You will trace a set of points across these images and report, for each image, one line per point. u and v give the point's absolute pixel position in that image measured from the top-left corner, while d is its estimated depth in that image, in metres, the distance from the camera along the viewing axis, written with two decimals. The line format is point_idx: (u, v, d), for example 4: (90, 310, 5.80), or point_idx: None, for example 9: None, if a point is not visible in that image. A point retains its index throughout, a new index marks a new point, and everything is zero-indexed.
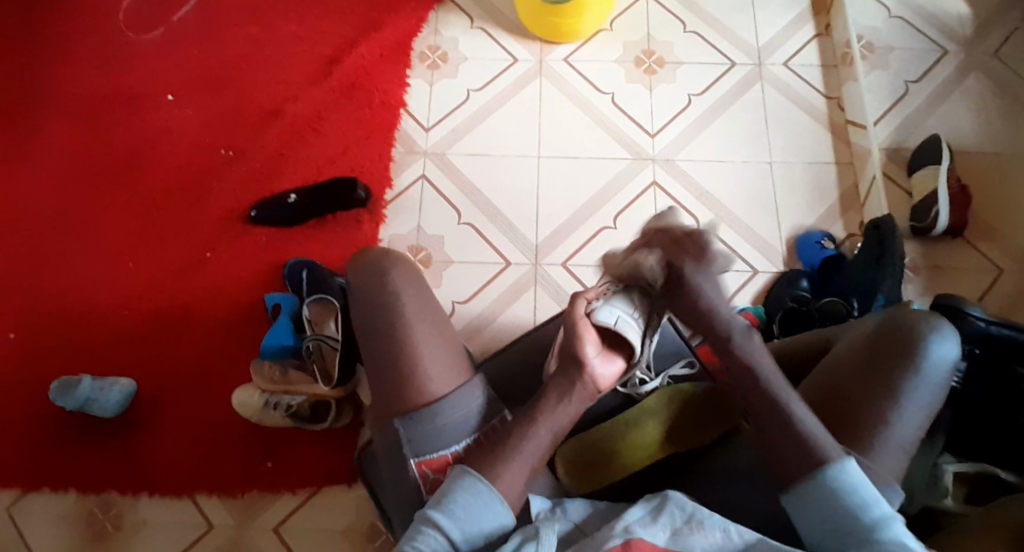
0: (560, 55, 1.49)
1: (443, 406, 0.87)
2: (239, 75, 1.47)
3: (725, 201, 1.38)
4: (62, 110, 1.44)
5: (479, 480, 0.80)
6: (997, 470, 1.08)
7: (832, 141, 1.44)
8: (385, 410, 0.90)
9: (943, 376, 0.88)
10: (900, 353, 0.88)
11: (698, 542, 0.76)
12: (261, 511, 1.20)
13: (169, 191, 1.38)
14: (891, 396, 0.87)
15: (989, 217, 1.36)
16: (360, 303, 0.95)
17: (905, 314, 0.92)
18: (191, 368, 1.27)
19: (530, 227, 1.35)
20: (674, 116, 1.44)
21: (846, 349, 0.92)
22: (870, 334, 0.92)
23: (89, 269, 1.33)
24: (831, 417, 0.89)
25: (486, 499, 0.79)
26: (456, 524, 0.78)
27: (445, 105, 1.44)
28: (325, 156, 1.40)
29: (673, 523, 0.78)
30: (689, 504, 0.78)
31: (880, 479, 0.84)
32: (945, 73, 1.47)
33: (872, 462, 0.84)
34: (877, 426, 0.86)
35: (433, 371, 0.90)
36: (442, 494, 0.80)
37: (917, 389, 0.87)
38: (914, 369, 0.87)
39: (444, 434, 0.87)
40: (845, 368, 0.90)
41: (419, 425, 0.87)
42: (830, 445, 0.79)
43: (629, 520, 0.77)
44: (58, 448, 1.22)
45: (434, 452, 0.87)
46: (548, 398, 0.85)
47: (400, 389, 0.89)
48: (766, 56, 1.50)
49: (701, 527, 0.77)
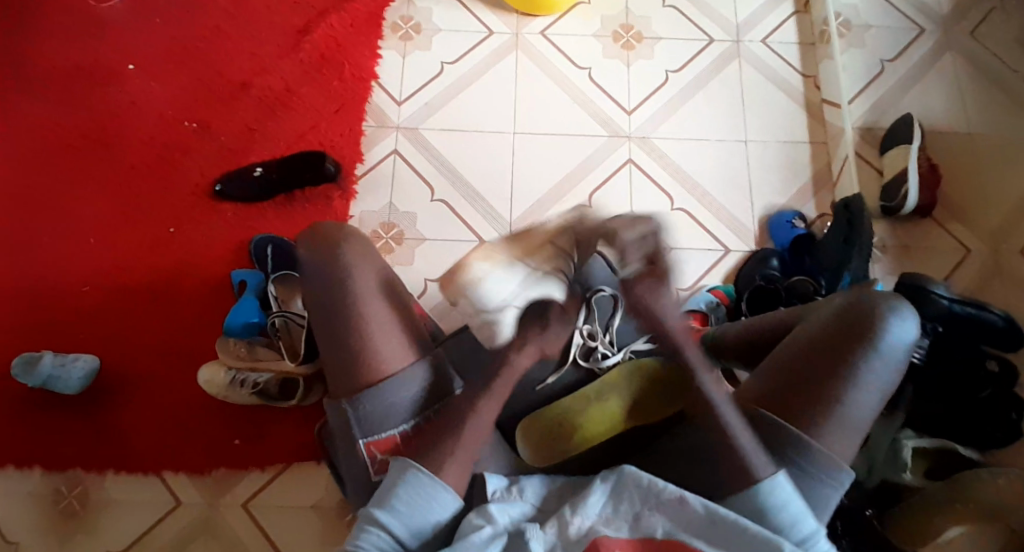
0: (537, 28, 1.46)
1: (389, 386, 0.91)
2: (206, 44, 1.43)
3: (699, 179, 1.38)
4: (22, 79, 1.40)
5: (420, 471, 0.83)
6: (954, 446, 1.13)
7: (807, 121, 1.43)
8: (339, 387, 0.93)
9: (902, 355, 0.89)
10: (860, 332, 0.89)
11: (658, 522, 0.79)
12: (229, 489, 1.19)
13: (132, 163, 1.35)
14: (850, 377, 0.87)
15: (958, 198, 1.36)
16: (310, 280, 0.97)
17: (868, 294, 0.92)
18: (157, 346, 1.25)
19: (504, 205, 1.33)
20: (652, 93, 1.43)
21: (809, 329, 0.92)
22: (833, 315, 0.92)
23: (51, 244, 1.30)
24: (789, 394, 0.89)
25: (430, 491, 0.82)
26: (398, 520, 0.81)
27: (417, 79, 1.42)
28: (294, 129, 1.37)
29: (633, 507, 0.80)
30: (645, 480, 0.80)
31: (833, 461, 0.85)
32: (921, 53, 1.46)
33: (824, 443, 0.86)
34: (834, 405, 0.87)
35: (385, 347, 0.92)
36: (384, 492, 0.83)
37: (875, 370, 0.88)
38: (873, 351, 0.88)
39: (392, 413, 0.91)
40: (801, 352, 0.90)
41: (366, 406, 0.90)
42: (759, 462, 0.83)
43: (592, 519, 0.79)
44: (22, 425, 1.20)
45: (381, 433, 0.91)
46: (483, 391, 0.90)
47: (353, 366, 0.92)
48: (744, 33, 1.49)
49: (660, 502, 0.80)
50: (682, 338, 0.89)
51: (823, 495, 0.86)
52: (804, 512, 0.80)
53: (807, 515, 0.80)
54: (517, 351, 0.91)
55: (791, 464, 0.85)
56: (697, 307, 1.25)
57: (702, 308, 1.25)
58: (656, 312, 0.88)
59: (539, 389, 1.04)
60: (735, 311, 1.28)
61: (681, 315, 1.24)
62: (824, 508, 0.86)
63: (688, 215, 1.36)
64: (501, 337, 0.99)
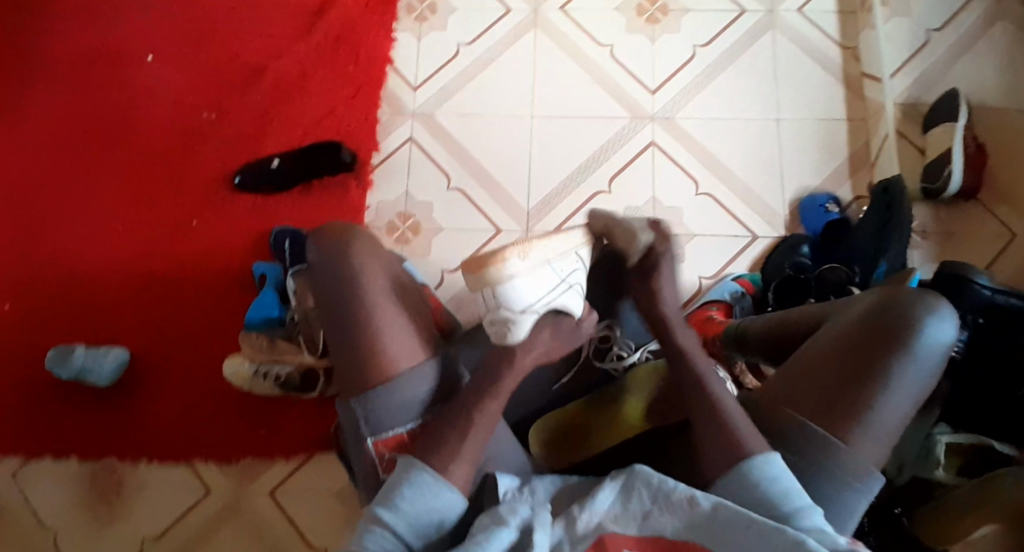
0: (556, 4, 1.41)
1: (399, 382, 0.90)
2: (223, 29, 1.43)
3: (727, 162, 1.32)
4: (47, 70, 1.42)
5: (424, 470, 0.82)
6: (992, 442, 1.08)
7: (846, 96, 1.35)
8: (348, 386, 0.93)
9: (939, 358, 0.85)
10: (891, 337, 0.85)
11: (668, 522, 0.75)
12: (257, 475, 1.22)
13: (157, 153, 1.36)
14: (881, 383, 0.83)
15: (1006, 178, 1.28)
16: (320, 275, 0.98)
17: (899, 293, 0.88)
18: (182, 338, 1.27)
19: (522, 192, 1.30)
20: (678, 70, 1.37)
21: (834, 330, 0.89)
22: (862, 316, 0.88)
23: (80, 235, 1.32)
24: (815, 399, 0.85)
25: (434, 490, 0.81)
26: (402, 519, 0.80)
27: (433, 62, 1.39)
28: (310, 118, 1.36)
29: (642, 506, 0.76)
30: (655, 479, 0.76)
31: (861, 467, 0.81)
32: (971, 20, 1.37)
33: (854, 447, 0.82)
34: (863, 412, 0.83)
35: (397, 346, 0.92)
36: (388, 490, 0.82)
37: (906, 375, 0.84)
38: (905, 355, 0.84)
39: (400, 412, 0.90)
40: (826, 354, 0.87)
41: (375, 404, 0.90)
42: (751, 438, 0.79)
43: (600, 516, 0.76)
44: (57, 415, 1.24)
45: (389, 431, 0.90)
46: (481, 388, 0.89)
47: (361, 361, 0.92)
48: (778, 1, 1.41)
49: (669, 503, 0.75)
50: (688, 349, 0.90)
51: (850, 499, 0.82)
52: (799, 489, 0.75)
53: (800, 491, 0.75)
54: (523, 351, 0.91)
55: (817, 462, 0.82)
56: (720, 297, 1.22)
57: (726, 298, 1.22)
58: (661, 299, 0.95)
59: (554, 389, 1.06)
60: (760, 299, 1.24)
61: (703, 306, 1.22)
62: (852, 513, 0.82)
63: (713, 200, 1.31)
64: (514, 336, 0.92)
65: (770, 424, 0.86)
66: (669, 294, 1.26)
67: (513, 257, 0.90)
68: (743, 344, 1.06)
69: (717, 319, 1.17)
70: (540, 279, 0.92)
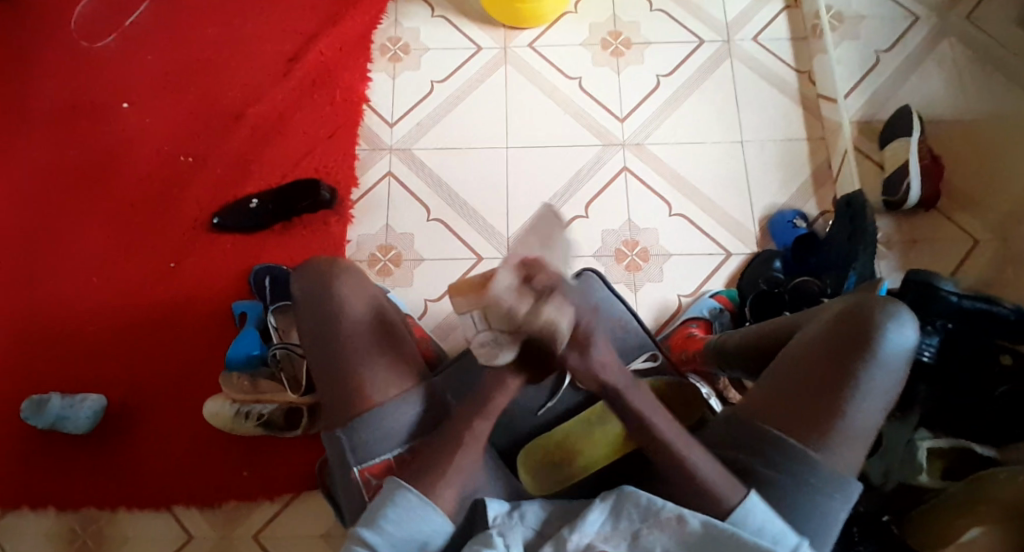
0: (525, 40, 1.47)
1: (385, 410, 0.91)
2: (199, 77, 1.45)
3: (697, 184, 1.37)
4: (19, 123, 1.42)
5: (410, 491, 0.82)
6: (972, 445, 1.11)
7: (804, 117, 1.42)
8: (336, 414, 0.92)
9: (903, 361, 0.86)
10: (858, 342, 0.86)
11: (658, 540, 0.77)
12: (240, 521, 1.18)
13: (132, 200, 1.36)
14: (851, 387, 0.85)
15: (963, 187, 1.34)
16: (303, 310, 0.98)
17: (864, 299, 0.89)
18: (161, 382, 1.25)
19: (501, 220, 1.33)
20: (644, 98, 1.42)
21: (804, 338, 0.90)
22: (827, 321, 0.89)
23: (55, 285, 1.31)
24: (789, 409, 0.86)
25: (419, 512, 0.81)
26: (387, 540, 0.81)
27: (408, 99, 1.42)
28: (287, 158, 1.38)
29: (632, 525, 0.77)
30: (643, 499, 0.78)
31: (838, 474, 0.83)
32: (917, 42, 1.45)
33: (826, 453, 0.83)
34: (836, 417, 0.84)
35: (383, 373, 0.93)
36: (373, 511, 0.82)
37: (875, 378, 0.85)
38: (871, 359, 0.85)
39: (386, 437, 0.90)
40: (796, 363, 0.88)
41: (361, 431, 0.90)
42: (727, 487, 0.79)
43: (591, 535, 0.76)
44: (33, 467, 1.21)
45: (376, 457, 0.90)
46: (464, 416, 0.86)
47: (348, 391, 0.92)
48: (735, 32, 1.48)
49: (659, 520, 0.77)
50: (623, 386, 0.76)
51: (833, 506, 0.83)
52: (783, 528, 0.79)
53: (785, 529, 0.79)
54: (506, 379, 0.83)
55: (793, 478, 0.83)
56: (699, 313, 1.24)
57: (705, 314, 1.24)
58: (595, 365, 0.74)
59: (540, 413, 1.06)
60: (739, 315, 1.27)
61: (683, 323, 1.24)
62: (835, 524, 0.84)
63: (686, 220, 1.34)
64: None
65: (748, 443, 0.86)
66: (649, 313, 1.29)
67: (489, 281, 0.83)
68: (719, 356, 1.09)
69: (697, 335, 1.19)
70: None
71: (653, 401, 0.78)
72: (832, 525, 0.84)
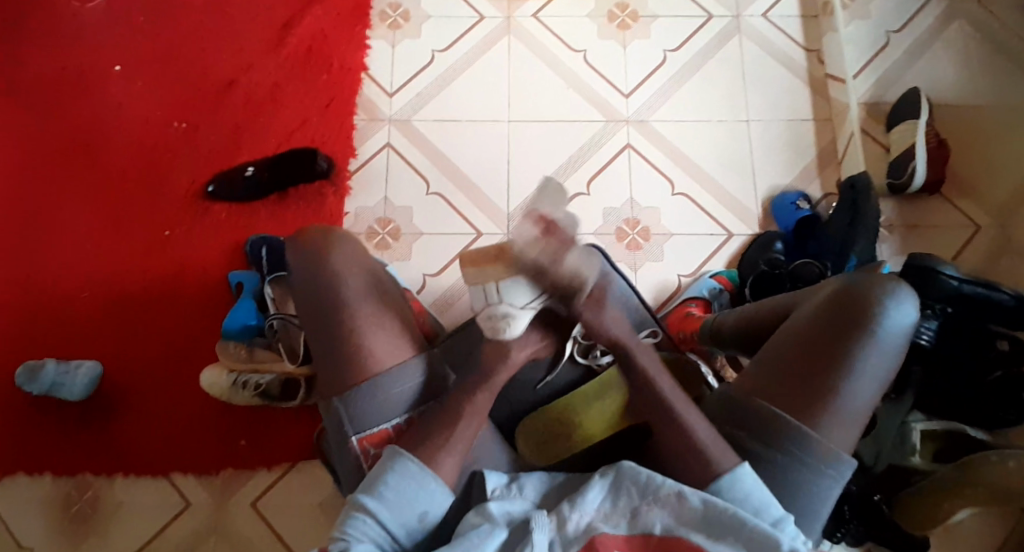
0: (528, 11, 1.43)
1: (382, 381, 0.89)
2: (194, 40, 1.42)
3: (701, 163, 1.35)
4: (10, 84, 1.39)
5: (409, 460, 0.81)
6: (966, 429, 1.12)
7: (811, 97, 1.39)
8: (331, 386, 0.91)
9: (901, 341, 0.86)
10: (856, 320, 0.85)
11: (658, 517, 0.76)
12: (236, 490, 1.18)
13: (127, 165, 1.34)
14: (848, 365, 0.84)
15: (968, 171, 1.33)
16: (299, 282, 0.96)
17: (862, 277, 0.89)
18: (156, 351, 1.24)
19: (501, 196, 1.31)
20: (649, 74, 1.40)
21: (801, 316, 0.89)
22: (826, 300, 0.88)
23: (48, 250, 1.29)
24: (785, 384, 0.85)
25: (419, 481, 0.81)
26: (386, 507, 0.80)
27: (409, 68, 1.39)
28: (284, 127, 1.35)
29: (631, 503, 0.77)
30: (642, 476, 0.77)
31: (831, 452, 0.82)
32: (927, 22, 1.43)
33: (821, 431, 0.83)
34: (832, 394, 0.83)
35: (378, 345, 0.91)
36: (372, 478, 0.81)
37: (872, 356, 0.84)
38: (870, 337, 0.85)
39: (384, 408, 0.89)
40: (794, 340, 0.87)
41: (359, 402, 0.89)
42: (722, 454, 0.80)
43: (591, 515, 0.76)
44: (27, 434, 1.20)
45: (374, 427, 0.89)
46: (466, 388, 0.86)
47: (341, 366, 0.90)
48: (744, 7, 1.45)
49: (658, 498, 0.76)
50: (633, 345, 0.84)
51: (823, 488, 0.83)
52: (769, 497, 0.78)
53: (773, 499, 0.78)
54: (517, 348, 0.85)
55: (786, 455, 0.82)
56: (699, 294, 1.23)
57: (705, 294, 1.23)
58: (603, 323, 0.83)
59: (538, 388, 1.03)
60: (738, 296, 1.26)
61: (683, 303, 1.23)
62: (825, 502, 0.84)
63: (688, 199, 1.33)
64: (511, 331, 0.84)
65: (742, 419, 0.86)
66: (649, 291, 1.28)
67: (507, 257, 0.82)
68: (715, 336, 1.08)
69: (696, 315, 1.19)
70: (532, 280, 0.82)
71: (656, 362, 0.85)
72: (819, 506, 0.84)
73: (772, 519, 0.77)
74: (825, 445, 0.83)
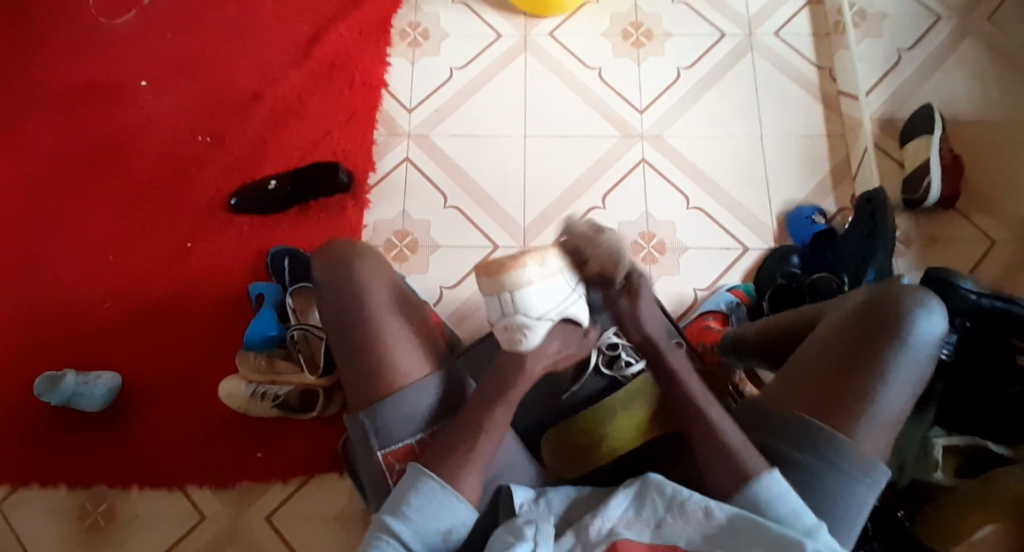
0: (545, 29, 1.46)
1: (407, 395, 0.90)
2: (216, 57, 1.44)
3: (716, 177, 1.36)
4: (37, 99, 1.42)
5: (431, 478, 0.82)
6: (987, 444, 1.08)
7: (823, 112, 1.41)
8: (357, 397, 0.92)
9: (933, 350, 0.86)
10: (885, 329, 0.86)
11: (682, 532, 0.75)
12: (252, 501, 1.18)
13: (149, 178, 1.36)
14: (879, 373, 0.84)
15: (982, 187, 1.34)
16: (326, 300, 0.96)
17: (890, 287, 0.89)
18: (174, 361, 1.25)
19: (517, 209, 1.33)
20: (664, 90, 1.42)
21: (830, 324, 0.89)
22: (855, 310, 0.89)
23: (69, 261, 1.31)
24: (815, 393, 0.85)
25: (442, 499, 0.81)
26: (410, 528, 0.80)
27: (427, 85, 1.42)
28: (304, 142, 1.38)
29: (655, 514, 0.76)
30: (668, 488, 0.77)
31: (865, 460, 0.82)
32: (939, 41, 1.44)
33: (858, 438, 0.82)
34: (863, 403, 0.83)
35: (405, 358, 0.92)
36: (396, 498, 0.82)
37: (903, 365, 0.84)
38: (900, 346, 0.84)
39: (407, 422, 0.90)
40: (824, 349, 0.88)
41: (384, 415, 0.89)
42: (752, 458, 0.81)
43: (614, 520, 0.76)
44: (44, 442, 1.21)
45: (398, 442, 0.90)
46: (487, 404, 0.86)
47: (369, 378, 0.91)
48: (757, 26, 1.47)
49: (683, 512, 0.76)
50: (663, 346, 0.90)
51: (858, 495, 0.82)
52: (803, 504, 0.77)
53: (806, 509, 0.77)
54: (534, 359, 0.88)
55: (822, 461, 0.82)
56: (716, 307, 1.24)
57: (722, 308, 1.24)
58: (640, 320, 0.91)
59: (563, 399, 1.01)
60: (755, 309, 1.26)
61: (699, 315, 1.24)
62: (861, 510, 0.83)
63: (704, 213, 1.34)
64: (526, 344, 0.88)
65: (772, 428, 0.86)
66: (668, 300, 1.28)
67: (530, 263, 0.87)
68: (735, 349, 1.08)
69: (714, 328, 1.19)
70: (552, 287, 0.87)
71: (689, 366, 0.90)
72: (855, 514, 0.83)
73: (806, 528, 0.76)
74: (859, 453, 0.82)
